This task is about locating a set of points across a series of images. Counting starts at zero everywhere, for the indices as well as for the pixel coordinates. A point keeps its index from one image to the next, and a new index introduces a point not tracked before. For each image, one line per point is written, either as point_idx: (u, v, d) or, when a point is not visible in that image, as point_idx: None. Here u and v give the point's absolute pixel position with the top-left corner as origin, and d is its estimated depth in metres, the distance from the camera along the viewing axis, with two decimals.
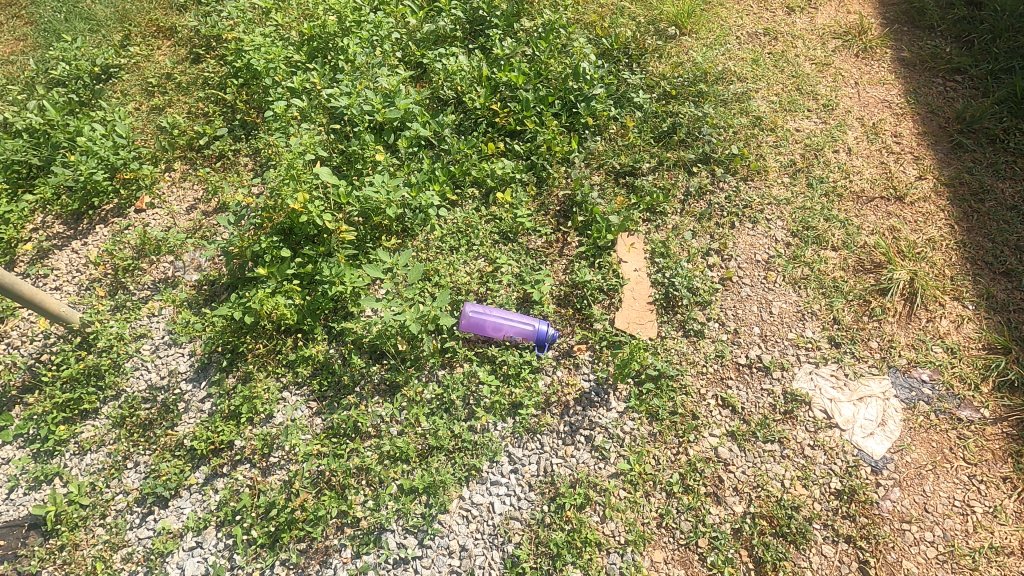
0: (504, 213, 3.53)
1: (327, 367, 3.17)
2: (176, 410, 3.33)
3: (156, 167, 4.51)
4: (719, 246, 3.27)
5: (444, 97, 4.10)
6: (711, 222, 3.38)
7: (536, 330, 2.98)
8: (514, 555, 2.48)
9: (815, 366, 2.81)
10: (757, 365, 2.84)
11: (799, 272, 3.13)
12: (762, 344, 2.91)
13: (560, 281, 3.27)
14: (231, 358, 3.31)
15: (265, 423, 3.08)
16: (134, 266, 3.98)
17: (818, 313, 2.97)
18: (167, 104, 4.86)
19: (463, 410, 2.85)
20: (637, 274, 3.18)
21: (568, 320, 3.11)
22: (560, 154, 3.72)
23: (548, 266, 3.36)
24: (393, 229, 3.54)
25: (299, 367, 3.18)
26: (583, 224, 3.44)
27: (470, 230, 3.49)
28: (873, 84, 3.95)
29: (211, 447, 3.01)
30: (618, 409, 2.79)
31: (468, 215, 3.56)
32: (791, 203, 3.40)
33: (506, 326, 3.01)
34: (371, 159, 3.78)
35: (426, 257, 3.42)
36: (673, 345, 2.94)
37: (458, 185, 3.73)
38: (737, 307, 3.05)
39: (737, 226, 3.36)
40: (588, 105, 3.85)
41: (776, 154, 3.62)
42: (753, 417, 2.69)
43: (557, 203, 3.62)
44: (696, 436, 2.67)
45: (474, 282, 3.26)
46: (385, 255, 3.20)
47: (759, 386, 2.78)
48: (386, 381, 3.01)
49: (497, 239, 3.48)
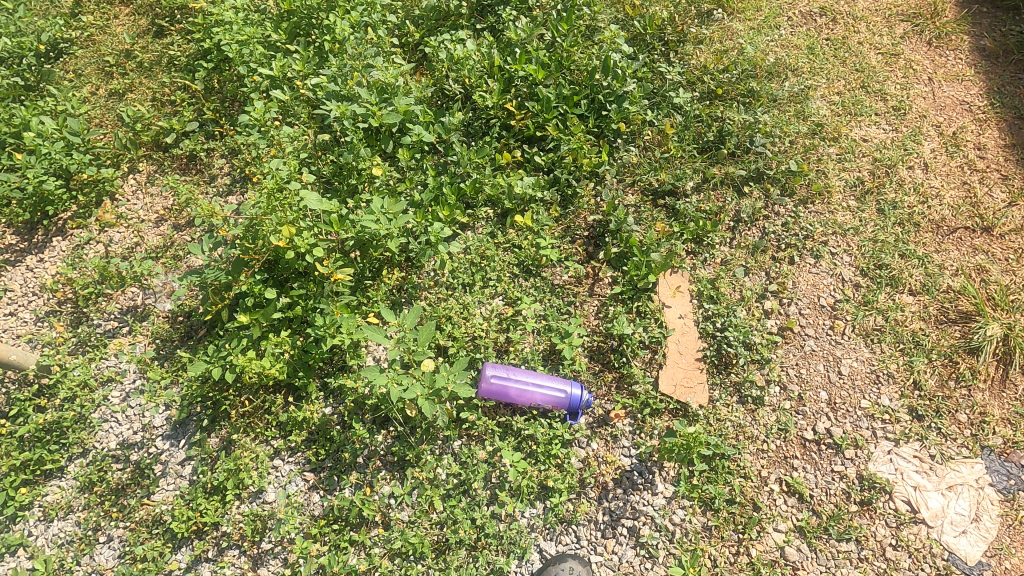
0: (524, 242, 3.03)
1: (324, 432, 2.75)
2: (151, 476, 2.90)
3: (118, 168, 3.91)
4: (777, 287, 2.81)
5: (449, 92, 3.50)
6: (766, 256, 2.91)
7: (568, 397, 2.55)
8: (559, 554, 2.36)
9: (895, 444, 2.42)
10: (826, 442, 2.45)
11: (870, 322, 2.69)
12: (831, 415, 2.51)
13: (592, 329, 2.82)
14: (213, 416, 2.92)
15: (254, 499, 2.69)
16: (97, 293, 3.44)
17: (895, 375, 2.56)
18: (128, 89, 4.18)
19: (484, 492, 2.47)
20: (682, 324, 2.73)
21: (603, 379, 2.68)
22: (588, 167, 3.17)
23: (577, 308, 2.90)
24: (396, 261, 3.04)
25: (292, 431, 2.76)
26: (617, 257, 2.95)
27: (486, 262, 3.00)
28: (950, 80, 3.38)
29: (193, 528, 2.63)
30: (665, 494, 2.41)
31: (482, 243, 3.06)
32: (859, 233, 2.92)
33: (533, 392, 2.57)
34: (366, 173, 3.22)
35: (434, 298, 2.95)
36: (727, 415, 2.53)
37: (469, 203, 3.20)
38: (801, 366, 2.62)
39: (797, 262, 2.88)
40: (619, 106, 3.24)
41: (842, 169, 3.09)
42: (824, 508, 2.32)
43: (586, 229, 3.11)
44: (758, 532, 2.30)
45: (493, 331, 2.79)
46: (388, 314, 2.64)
47: (829, 468, 2.40)
48: (394, 454, 2.61)
49: (517, 272, 3.00)
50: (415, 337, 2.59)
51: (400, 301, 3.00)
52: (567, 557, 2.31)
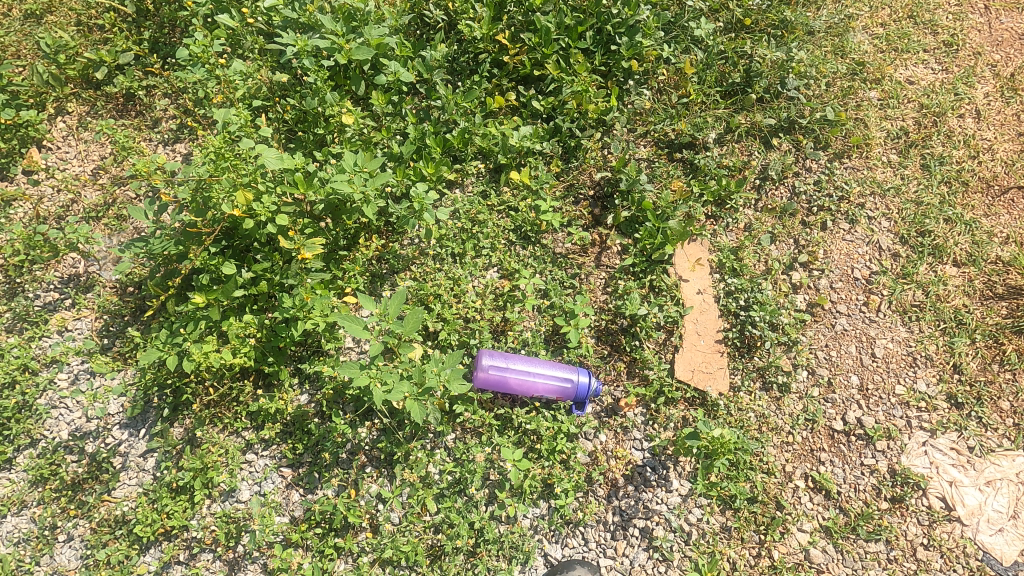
0: (521, 204, 2.65)
1: (300, 424, 2.46)
2: (110, 470, 2.60)
3: (43, 110, 3.25)
4: (807, 257, 2.50)
5: (429, 20, 2.94)
6: (796, 221, 2.57)
7: (575, 388, 2.27)
8: (566, 559, 2.17)
9: (931, 435, 2.22)
10: (856, 434, 2.24)
11: (910, 297, 2.42)
12: (862, 403, 2.28)
13: (599, 305, 2.51)
14: (174, 404, 2.59)
15: (227, 498, 2.43)
16: (29, 260, 2.91)
17: (934, 358, 2.33)
18: (46, 9, 3.39)
19: (482, 492, 2.25)
20: (702, 300, 2.43)
21: (613, 364, 2.40)
22: (594, 114, 2.72)
23: (582, 280, 2.57)
24: (374, 226, 2.65)
25: (265, 424, 2.47)
26: (627, 222, 2.60)
27: (477, 228, 2.63)
28: (1009, 9, 2.93)
29: (160, 531, 2.38)
30: (681, 492, 2.21)
31: (473, 204, 2.67)
32: (900, 194, 2.58)
33: (536, 383, 2.27)
34: (335, 120, 2.74)
35: (420, 271, 2.59)
36: (749, 404, 2.30)
37: (456, 157, 2.77)
38: (831, 347, 2.37)
39: (830, 228, 2.55)
40: (632, 39, 2.74)
41: (883, 119, 2.70)
42: (852, 506, 2.15)
43: (592, 187, 2.72)
44: (782, 533, 2.13)
45: (488, 310, 2.47)
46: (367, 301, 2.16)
47: (858, 462, 2.20)
48: (381, 449, 2.35)
49: (513, 239, 2.64)
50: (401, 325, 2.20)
51: (381, 274, 2.64)
52: (575, 565, 2.13)
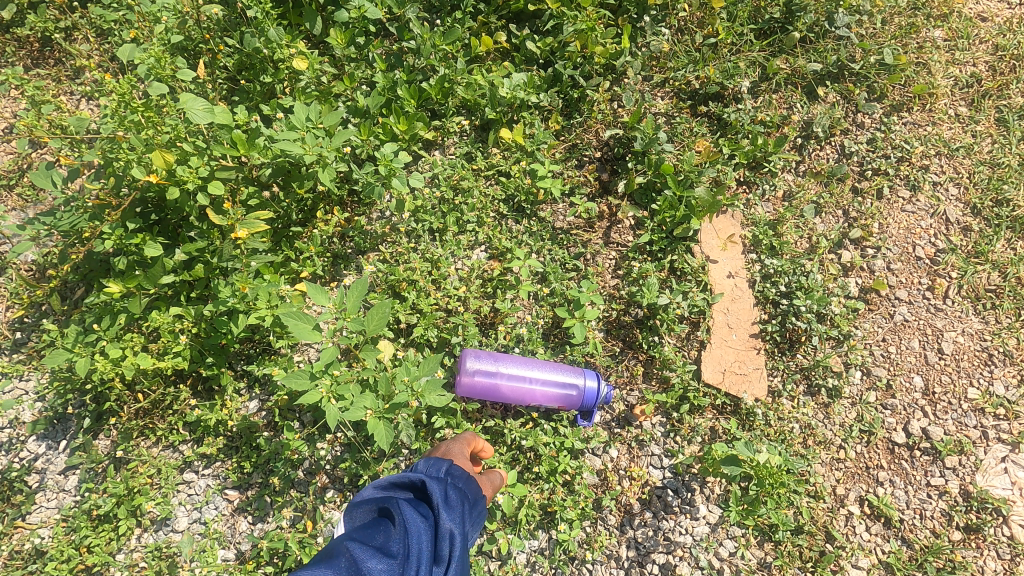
0: (514, 170, 2.19)
1: (249, 439, 2.04)
2: (23, 491, 2.10)
3: None
4: (862, 233, 2.06)
5: None
6: (846, 188, 2.13)
7: (581, 398, 1.84)
8: None
9: (1012, 449, 1.82)
10: (921, 448, 1.85)
11: (984, 280, 2.00)
12: (929, 410, 1.88)
13: (608, 292, 2.08)
14: (98, 412, 2.14)
15: (160, 526, 2.02)
16: None
17: (1014, 355, 1.92)
18: None
19: None
20: (733, 285, 2.00)
21: (624, 364, 1.99)
22: (602, 59, 2.23)
23: (587, 261, 2.14)
24: (335, 197, 2.18)
25: (206, 438, 2.06)
26: (641, 191, 2.15)
27: (461, 198, 2.17)
28: None
29: (80, 568, 1.96)
30: (709, 520, 1.83)
31: (456, 169, 2.20)
32: (971, 155, 2.13)
33: (534, 392, 1.84)
34: (286, 66, 2.23)
35: (390, 251, 2.12)
36: (792, 413, 1.89)
37: (435, 112, 2.29)
38: (890, 342, 1.95)
39: (887, 196, 2.11)
40: None
41: (950, 63, 2.23)
42: (917, 536, 1.77)
43: (598, 148, 2.26)
44: (832, 571, 1.76)
45: (473, 299, 2.04)
46: (317, 294, 1.67)
47: (924, 483, 1.82)
48: (343, 469, 1.97)
49: (505, 212, 2.19)
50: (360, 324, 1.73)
51: (345, 255, 2.18)
52: None
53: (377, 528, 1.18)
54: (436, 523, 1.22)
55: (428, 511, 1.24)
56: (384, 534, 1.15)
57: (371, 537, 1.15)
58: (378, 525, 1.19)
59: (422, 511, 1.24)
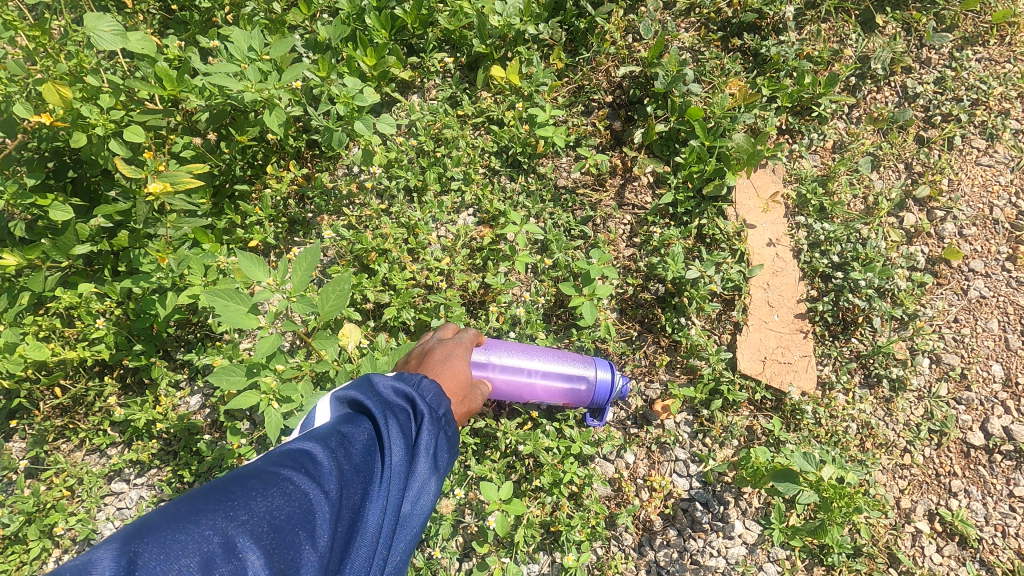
0: (508, 117, 1.81)
1: (189, 442, 1.69)
2: None
3: None
4: (929, 191, 1.70)
5: None
6: (909, 138, 1.76)
7: (591, 393, 1.49)
8: None
9: None
10: (1004, 452, 1.51)
11: None
12: (1013, 406, 1.54)
13: (622, 265, 1.73)
14: (8, 411, 1.74)
15: (84, 547, 1.68)
16: None
17: None
18: None
19: (453, 543, 1.51)
20: (774, 254, 1.65)
21: (642, 350, 1.66)
22: None
23: (596, 227, 1.78)
24: (289, 150, 1.80)
25: (138, 441, 1.71)
26: (662, 142, 1.77)
27: (444, 151, 1.79)
28: None
29: None
30: (746, 539, 1.51)
31: (436, 115, 1.81)
32: None
33: (535, 386, 1.49)
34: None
35: (358, 215, 1.75)
36: (847, 409, 1.56)
37: (412, 47, 1.89)
38: (963, 323, 1.61)
39: (958, 147, 1.74)
40: None
41: None
42: (1000, 559, 1.45)
43: (609, 91, 1.87)
44: None
45: (460, 273, 1.68)
46: (251, 267, 1.26)
47: (1008, 494, 1.49)
48: None
49: (497, 168, 1.81)
50: (314, 307, 1.28)
51: (303, 220, 1.80)
52: None
53: (355, 450, 0.87)
54: (418, 471, 0.92)
55: (418, 451, 0.93)
56: (356, 471, 0.84)
57: (344, 461, 0.85)
58: (355, 446, 0.87)
59: (412, 447, 0.93)
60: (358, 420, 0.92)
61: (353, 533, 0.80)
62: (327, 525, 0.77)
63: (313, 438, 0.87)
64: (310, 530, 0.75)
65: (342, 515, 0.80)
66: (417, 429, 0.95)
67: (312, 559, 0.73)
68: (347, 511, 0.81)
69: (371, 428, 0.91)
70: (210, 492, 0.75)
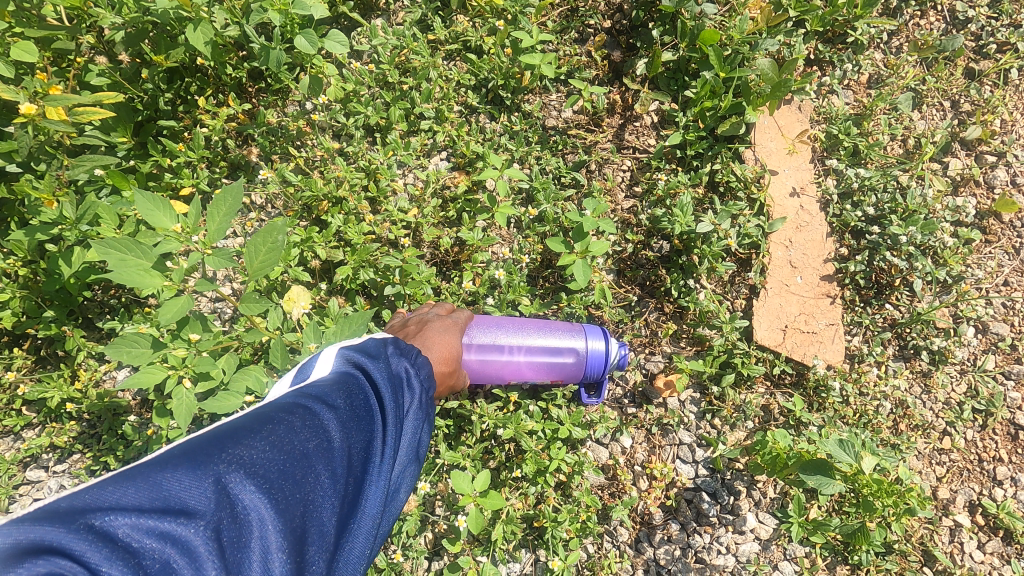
0: (488, 45, 1.53)
1: (116, 422, 1.45)
2: None
3: None
4: (981, 133, 1.44)
5: None
6: (958, 71, 1.49)
7: (583, 368, 1.26)
8: None
9: None
10: None
11: None
12: None
13: (621, 219, 1.48)
14: None
15: None
16: None
17: None
18: None
19: (422, 540, 1.30)
20: (799, 206, 1.41)
21: (642, 318, 1.43)
22: None
23: (591, 174, 1.52)
24: (228, 81, 1.51)
25: (55, 422, 1.46)
26: (670, 75, 1.50)
27: (411, 83, 1.51)
28: None
29: None
30: (760, 533, 1.31)
31: (402, 41, 1.51)
32: None
33: (516, 360, 1.25)
34: None
35: (310, 159, 1.48)
36: (879, 386, 1.35)
37: None
38: (1014, 288, 1.39)
39: (1015, 82, 1.48)
40: None
41: None
42: None
43: (608, 13, 1.57)
44: None
45: (430, 228, 1.43)
46: (152, 206, 1.02)
47: None
48: None
49: (474, 105, 1.54)
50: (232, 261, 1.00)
51: (247, 164, 1.53)
52: None
53: (361, 418, 0.75)
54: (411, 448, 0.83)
55: (410, 429, 0.84)
56: (362, 446, 0.73)
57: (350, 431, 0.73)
58: (359, 415, 0.75)
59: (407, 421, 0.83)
60: (359, 383, 0.79)
61: (351, 514, 0.70)
62: (332, 506, 0.67)
63: (312, 397, 0.73)
64: (314, 511, 0.65)
65: (348, 494, 0.70)
66: (410, 403, 0.85)
67: (313, 544, 0.64)
68: (349, 485, 0.70)
69: (373, 393, 0.79)
70: (197, 452, 0.62)
